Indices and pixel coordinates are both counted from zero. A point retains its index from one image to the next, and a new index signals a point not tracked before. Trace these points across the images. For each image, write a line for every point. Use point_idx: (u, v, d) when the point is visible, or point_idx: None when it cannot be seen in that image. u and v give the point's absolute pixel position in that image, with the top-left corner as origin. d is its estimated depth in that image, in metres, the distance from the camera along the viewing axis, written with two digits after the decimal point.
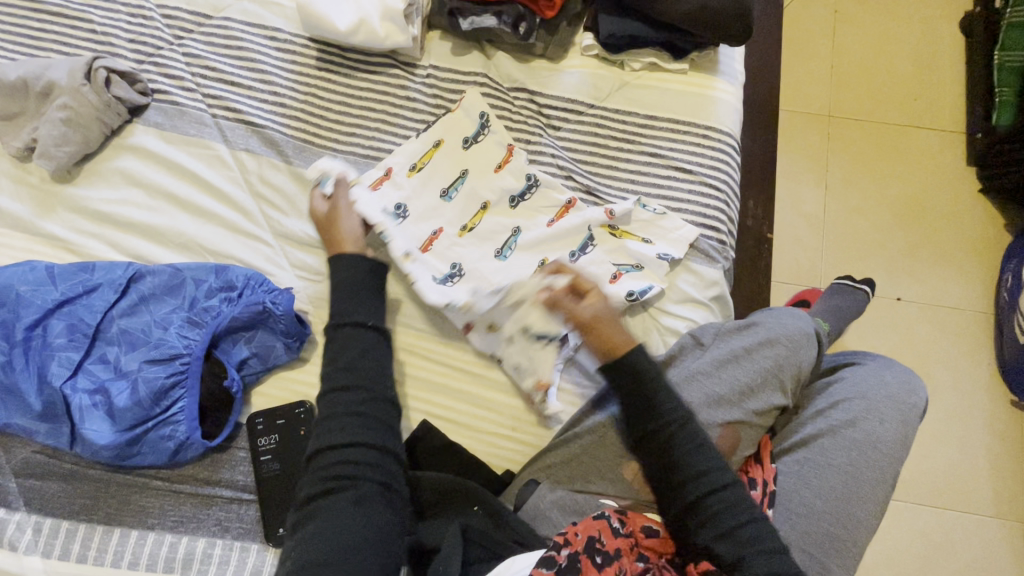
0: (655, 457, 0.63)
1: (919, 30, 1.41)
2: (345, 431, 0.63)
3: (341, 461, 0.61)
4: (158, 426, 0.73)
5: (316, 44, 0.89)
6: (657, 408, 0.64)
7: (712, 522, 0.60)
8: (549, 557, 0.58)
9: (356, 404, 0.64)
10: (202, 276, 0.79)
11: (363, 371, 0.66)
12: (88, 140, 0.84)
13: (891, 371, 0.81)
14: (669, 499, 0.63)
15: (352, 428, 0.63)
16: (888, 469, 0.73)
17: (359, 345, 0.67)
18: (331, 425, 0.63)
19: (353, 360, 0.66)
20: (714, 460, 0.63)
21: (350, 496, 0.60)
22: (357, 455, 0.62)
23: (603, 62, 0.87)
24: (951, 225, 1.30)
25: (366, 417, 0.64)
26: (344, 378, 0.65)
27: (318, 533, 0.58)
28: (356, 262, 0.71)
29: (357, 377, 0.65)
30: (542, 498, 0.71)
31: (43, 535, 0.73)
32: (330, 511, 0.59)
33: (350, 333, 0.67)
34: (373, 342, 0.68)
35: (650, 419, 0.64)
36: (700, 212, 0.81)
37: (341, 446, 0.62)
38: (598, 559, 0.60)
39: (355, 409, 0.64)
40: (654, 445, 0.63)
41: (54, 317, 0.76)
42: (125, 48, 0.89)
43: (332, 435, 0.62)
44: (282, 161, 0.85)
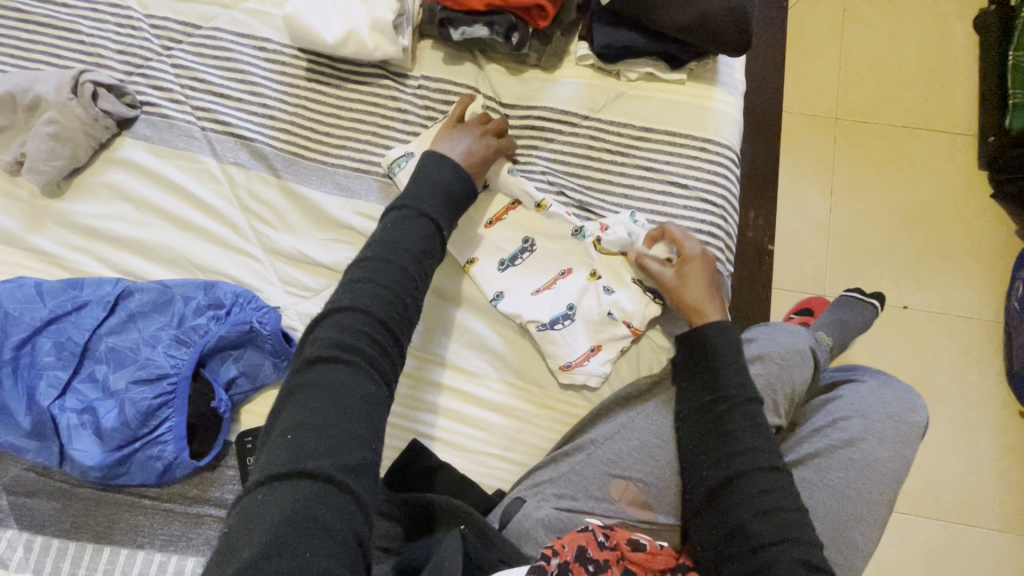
0: (710, 433, 0.67)
1: (931, 30, 1.37)
2: (370, 304, 0.59)
3: (355, 336, 0.57)
4: (146, 446, 0.73)
5: (305, 55, 0.88)
6: (716, 384, 0.68)
7: (738, 502, 0.62)
8: (540, 566, 0.56)
9: (390, 281, 0.61)
10: (191, 293, 0.78)
11: (407, 253, 0.63)
12: (77, 154, 0.83)
13: (890, 389, 0.79)
14: (710, 472, 0.65)
15: (379, 305, 0.59)
16: (885, 491, 0.71)
17: (417, 235, 0.65)
18: (366, 291, 0.60)
19: (412, 247, 0.64)
20: (759, 443, 0.64)
21: (356, 374, 0.56)
22: (376, 330, 0.59)
23: (598, 72, 0.85)
24: (961, 231, 1.26)
25: (390, 298, 0.60)
26: (399, 255, 0.63)
27: (314, 401, 0.53)
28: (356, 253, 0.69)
29: (413, 265, 0.63)
30: (526, 516, 0.68)
31: (34, 554, 0.73)
32: (337, 381, 0.55)
33: (417, 225, 0.65)
34: (431, 236, 0.66)
35: (712, 394, 0.68)
36: (697, 228, 0.79)
37: (358, 323, 0.58)
38: (590, 568, 0.59)
39: (388, 286, 0.61)
40: (704, 420, 0.68)
41: (42, 335, 0.75)
42: (114, 59, 0.88)
43: (360, 302, 0.59)
44: (271, 175, 0.84)
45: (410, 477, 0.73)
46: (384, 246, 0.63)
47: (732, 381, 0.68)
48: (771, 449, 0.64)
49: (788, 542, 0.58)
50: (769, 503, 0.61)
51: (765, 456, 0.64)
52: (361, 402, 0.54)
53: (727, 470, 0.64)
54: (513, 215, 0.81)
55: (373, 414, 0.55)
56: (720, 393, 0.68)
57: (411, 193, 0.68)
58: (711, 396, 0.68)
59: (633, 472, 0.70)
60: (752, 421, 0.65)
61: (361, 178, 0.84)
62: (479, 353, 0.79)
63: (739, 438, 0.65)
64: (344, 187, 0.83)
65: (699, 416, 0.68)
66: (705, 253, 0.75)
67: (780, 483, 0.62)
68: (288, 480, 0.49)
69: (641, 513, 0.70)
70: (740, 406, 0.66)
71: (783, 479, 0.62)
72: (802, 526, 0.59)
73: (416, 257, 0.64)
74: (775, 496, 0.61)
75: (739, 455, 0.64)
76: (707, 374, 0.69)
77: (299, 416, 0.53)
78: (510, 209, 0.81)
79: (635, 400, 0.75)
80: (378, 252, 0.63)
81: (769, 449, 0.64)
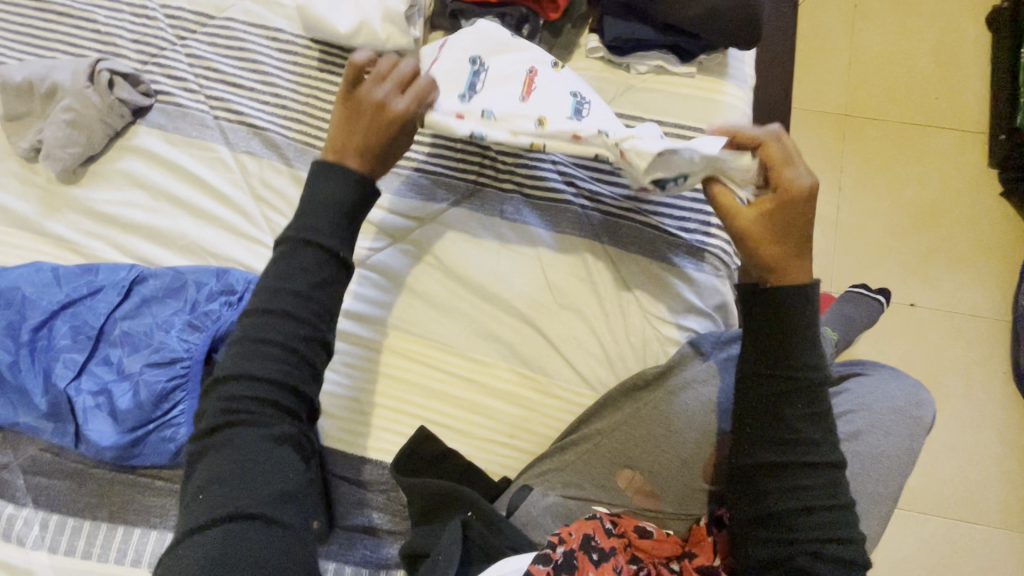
0: (770, 411, 0.62)
1: (943, 27, 1.36)
2: (263, 364, 0.59)
3: (256, 393, 0.59)
4: (160, 428, 0.74)
5: (318, 45, 0.88)
6: (786, 356, 0.62)
7: (783, 492, 0.61)
8: (545, 554, 0.59)
9: (287, 335, 0.60)
10: (203, 279, 0.79)
11: (296, 296, 0.61)
12: (93, 141, 0.84)
13: (897, 383, 0.79)
14: (762, 451, 0.62)
15: (271, 362, 0.59)
16: (890, 485, 0.71)
17: (312, 271, 0.62)
18: (258, 351, 0.60)
19: (308, 290, 0.61)
20: (819, 434, 0.61)
21: (258, 430, 0.58)
22: (274, 391, 0.59)
23: (608, 65, 0.85)
24: (970, 228, 1.26)
25: (285, 353, 0.60)
26: (295, 302, 0.61)
27: (220, 463, 0.56)
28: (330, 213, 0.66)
29: (308, 313, 0.61)
30: (534, 504, 0.70)
31: (50, 531, 0.75)
32: (241, 440, 0.57)
33: (313, 262, 0.62)
34: (328, 270, 0.63)
35: (779, 364, 0.62)
36: (705, 220, 0.79)
37: (252, 382, 0.59)
38: (594, 556, 0.60)
39: (278, 341, 0.60)
40: (768, 397, 0.62)
41: (58, 319, 0.77)
42: (129, 48, 0.89)
43: (250, 364, 0.59)
44: (283, 163, 0.85)
45: (415, 461, 0.74)
46: (272, 295, 0.61)
47: (805, 357, 0.62)
48: (830, 442, 0.61)
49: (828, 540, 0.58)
50: (814, 499, 0.60)
51: (821, 449, 0.61)
52: (270, 451, 0.57)
53: (782, 456, 0.61)
54: (538, 100, 0.69)
55: (281, 460, 0.57)
56: (792, 367, 0.62)
57: (314, 216, 0.63)
58: (779, 371, 0.62)
59: (639, 462, 0.71)
60: (817, 410, 0.61)
61: None
62: (486, 342, 0.80)
63: (800, 425, 0.61)
64: None
65: (761, 388, 0.63)
66: (803, 189, 0.62)
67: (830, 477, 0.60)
68: (205, 531, 0.52)
69: (647, 503, 0.71)
70: (809, 390, 0.61)
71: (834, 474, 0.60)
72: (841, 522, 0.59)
73: (313, 303, 0.61)
74: (822, 493, 0.60)
75: (800, 441, 0.61)
76: (780, 343, 0.62)
77: (208, 474, 0.56)
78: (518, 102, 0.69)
79: (642, 390, 0.74)
80: (267, 304, 0.61)
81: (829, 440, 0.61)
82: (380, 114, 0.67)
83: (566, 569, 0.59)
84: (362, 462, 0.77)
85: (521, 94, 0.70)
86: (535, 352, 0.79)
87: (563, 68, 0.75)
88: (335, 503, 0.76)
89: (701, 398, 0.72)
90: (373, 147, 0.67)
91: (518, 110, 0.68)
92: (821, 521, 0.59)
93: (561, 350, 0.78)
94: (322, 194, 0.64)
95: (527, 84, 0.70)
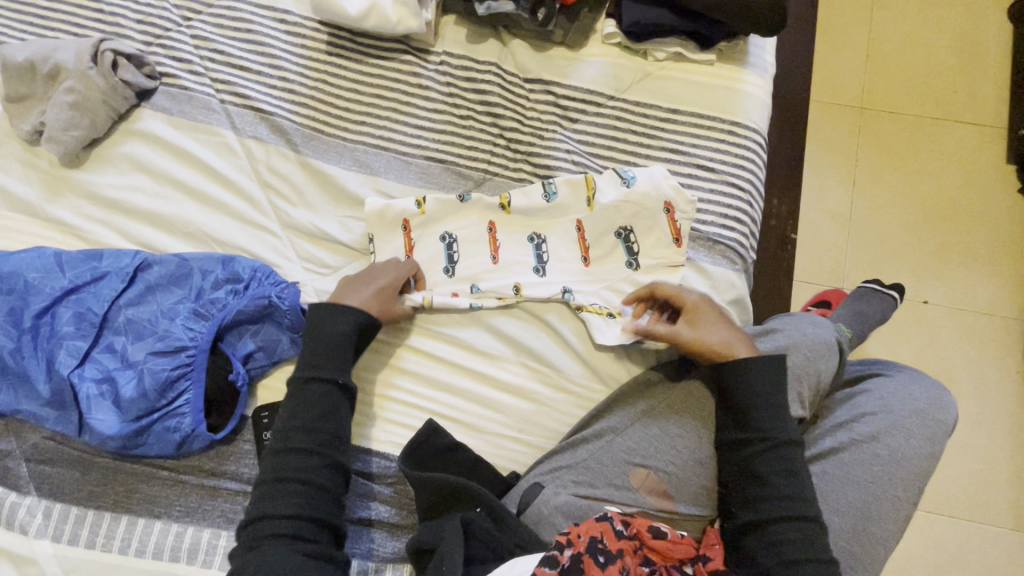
0: (741, 475, 0.67)
1: (964, 17, 1.33)
2: (289, 501, 0.65)
3: (282, 529, 0.64)
4: (164, 418, 0.73)
5: (327, 28, 0.86)
6: (750, 425, 0.67)
7: (760, 551, 0.64)
8: (552, 557, 0.57)
9: (305, 469, 0.67)
10: (209, 267, 0.78)
11: (315, 433, 0.68)
12: (96, 124, 0.82)
13: (920, 385, 0.77)
14: (737, 513, 0.66)
15: (296, 497, 0.65)
16: (911, 489, 0.70)
17: (317, 408, 0.69)
18: (279, 490, 0.66)
19: (317, 423, 0.68)
20: (790, 487, 0.65)
21: (286, 555, 0.62)
22: (298, 524, 0.64)
23: (625, 51, 0.83)
24: (986, 226, 1.24)
25: (312, 488, 0.66)
26: (305, 439, 0.68)
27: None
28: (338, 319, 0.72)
29: (316, 444, 0.68)
30: (545, 503, 0.68)
31: (53, 520, 0.74)
32: (263, 567, 0.61)
33: (321, 394, 0.69)
34: (338, 404, 0.70)
35: (743, 434, 0.67)
36: (721, 213, 0.78)
37: (281, 517, 0.65)
38: (600, 559, 0.58)
39: (300, 476, 0.66)
40: (736, 459, 0.67)
41: (62, 305, 0.75)
42: (133, 29, 0.87)
43: (275, 500, 0.65)
44: (290, 150, 0.83)
45: (425, 456, 0.72)
46: (285, 436, 0.68)
47: (766, 423, 0.67)
48: (800, 496, 0.64)
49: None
50: (793, 553, 0.62)
51: (790, 505, 0.64)
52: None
53: (756, 517, 0.65)
54: (506, 258, 0.79)
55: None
56: (756, 436, 0.66)
57: (318, 350, 0.71)
58: (744, 437, 0.67)
59: (653, 461, 0.70)
60: (785, 467, 0.65)
61: (380, 155, 0.83)
62: (495, 335, 0.78)
63: (771, 482, 0.65)
64: (363, 164, 0.82)
65: (730, 453, 0.68)
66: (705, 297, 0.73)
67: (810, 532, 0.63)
68: None
69: (662, 503, 0.69)
70: (774, 448, 0.66)
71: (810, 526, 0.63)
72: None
73: (320, 433, 0.68)
74: (801, 548, 0.62)
75: (770, 502, 0.65)
76: (741, 414, 0.68)
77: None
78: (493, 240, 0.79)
79: (655, 388, 0.74)
80: (286, 443, 0.68)
81: (800, 496, 0.64)
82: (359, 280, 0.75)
83: (572, 573, 0.57)
84: (369, 454, 0.76)
85: (490, 254, 0.79)
86: (545, 346, 0.77)
87: (523, 195, 0.78)
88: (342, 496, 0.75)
89: (665, 427, 0.71)
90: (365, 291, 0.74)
91: (495, 277, 0.78)
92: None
93: (572, 346, 0.77)
94: (326, 328, 0.72)
95: (491, 244, 0.79)
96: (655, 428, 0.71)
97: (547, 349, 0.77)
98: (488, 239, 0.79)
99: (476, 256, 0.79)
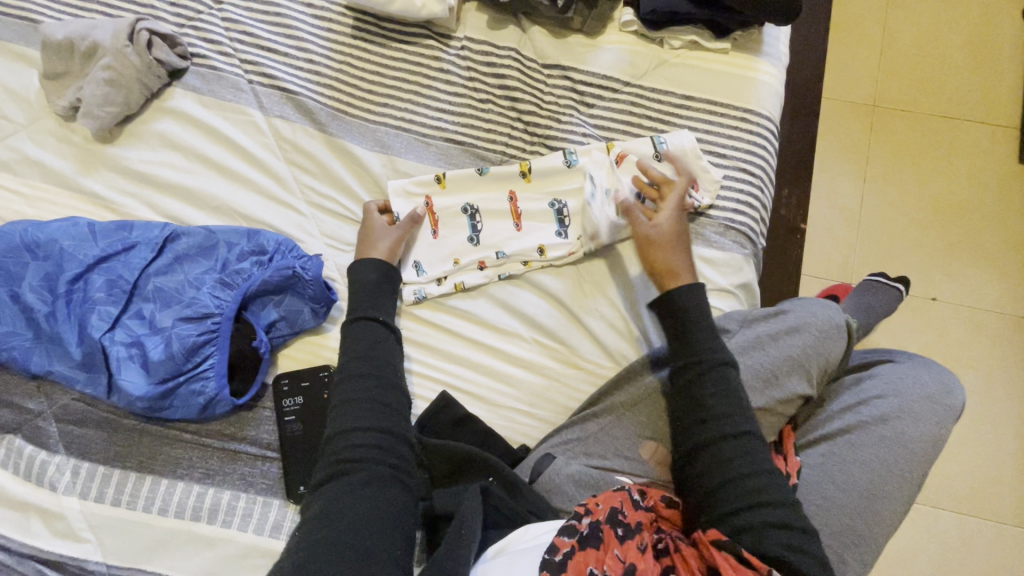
0: (684, 329, 0.71)
1: (979, 17, 1.34)
2: (361, 417, 0.68)
3: (361, 441, 0.66)
4: (189, 382, 0.76)
5: (352, 12, 0.89)
6: (688, 351, 0.69)
7: (706, 469, 0.65)
8: (571, 526, 0.58)
9: (364, 391, 0.70)
10: (234, 240, 0.80)
11: (379, 361, 0.72)
12: (130, 102, 0.85)
13: (928, 370, 0.78)
14: (682, 439, 0.68)
15: (367, 416, 0.68)
16: (917, 470, 0.71)
17: (369, 340, 0.73)
18: (347, 410, 0.69)
19: (366, 352, 0.72)
20: (731, 413, 0.65)
21: (359, 475, 0.64)
22: (376, 437, 0.67)
23: (641, 39, 0.85)
24: (996, 224, 1.24)
25: (381, 405, 0.69)
26: (358, 366, 0.71)
27: (332, 502, 0.62)
28: (366, 268, 0.77)
29: (369, 368, 0.71)
30: (558, 471, 0.70)
31: (81, 478, 0.77)
32: (341, 488, 0.64)
33: (363, 330, 0.74)
34: (382, 338, 0.74)
35: (682, 359, 0.70)
36: (733, 197, 0.79)
37: (353, 431, 0.67)
38: (619, 531, 0.59)
39: (368, 396, 0.69)
40: (688, 394, 0.68)
41: (94, 272, 0.79)
42: (167, 11, 0.91)
43: (346, 420, 0.68)
44: (315, 128, 0.86)
45: (437, 426, 0.76)
46: (346, 366, 0.72)
47: (708, 351, 0.69)
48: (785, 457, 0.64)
49: (772, 519, 0.60)
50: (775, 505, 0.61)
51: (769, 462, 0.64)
52: (378, 493, 0.63)
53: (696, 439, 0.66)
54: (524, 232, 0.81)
55: (391, 496, 0.64)
56: (696, 361, 0.68)
57: (361, 299, 0.76)
58: (687, 364, 0.69)
59: (664, 435, 0.72)
60: (722, 388, 0.66)
61: (401, 136, 0.85)
62: (509, 312, 0.80)
63: (702, 331, 0.70)
64: (384, 145, 0.85)
65: (675, 384, 0.70)
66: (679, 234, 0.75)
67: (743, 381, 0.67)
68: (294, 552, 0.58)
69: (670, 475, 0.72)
70: (719, 378, 0.67)
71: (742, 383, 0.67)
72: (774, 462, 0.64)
73: (369, 361, 0.72)
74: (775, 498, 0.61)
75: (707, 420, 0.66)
76: (683, 341, 0.70)
77: (321, 509, 0.62)
78: (513, 205, 0.81)
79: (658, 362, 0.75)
80: (353, 368, 0.71)
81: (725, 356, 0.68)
82: (366, 238, 0.80)
83: (592, 541, 0.58)
84: None
85: (513, 223, 0.81)
86: (558, 322, 0.79)
87: (545, 164, 0.80)
88: None
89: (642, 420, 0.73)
90: (370, 247, 0.79)
91: (518, 242, 0.81)
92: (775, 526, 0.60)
93: (584, 323, 0.79)
94: (359, 276, 0.77)
95: (514, 212, 0.81)
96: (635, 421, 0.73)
97: (559, 326, 0.79)
98: (509, 211, 0.81)
99: (496, 231, 0.81)
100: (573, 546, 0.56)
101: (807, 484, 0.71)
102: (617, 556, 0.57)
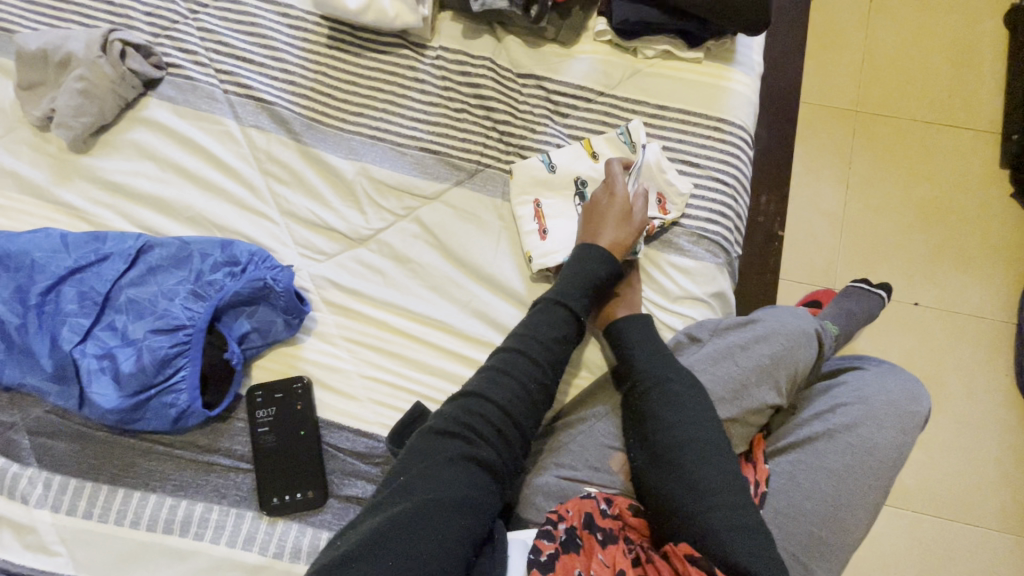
0: (627, 346, 0.73)
1: (959, 23, 1.34)
2: (505, 395, 0.66)
3: (492, 420, 0.64)
4: (161, 394, 0.75)
5: (329, 23, 0.89)
6: (630, 368, 0.72)
7: (660, 478, 0.65)
8: (549, 530, 0.61)
9: (527, 375, 0.67)
10: (208, 250, 0.80)
11: (543, 348, 0.68)
12: (104, 112, 0.85)
13: (896, 378, 0.78)
14: (638, 453, 0.69)
15: (511, 398, 0.66)
16: (882, 477, 0.71)
17: (558, 328, 0.70)
18: (500, 379, 0.66)
19: (552, 343, 0.69)
20: (677, 422, 0.67)
21: (467, 453, 0.62)
22: (501, 420, 0.64)
23: (615, 49, 0.85)
24: (976, 229, 1.25)
25: (524, 392, 0.66)
26: (542, 352, 0.68)
27: (433, 468, 0.61)
28: (589, 253, 0.74)
29: (545, 361, 0.68)
30: (528, 483, 0.72)
31: (52, 491, 0.76)
32: (442, 458, 0.62)
33: (562, 321, 0.70)
34: (569, 334, 0.70)
35: (629, 378, 0.72)
36: (706, 207, 0.80)
37: (494, 404, 0.65)
38: (599, 536, 0.62)
39: (523, 381, 0.67)
40: (635, 408, 0.70)
41: (66, 284, 0.78)
42: (142, 21, 0.91)
43: (495, 391, 0.66)
44: (290, 138, 0.86)
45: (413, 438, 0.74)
46: (522, 338, 0.69)
47: (646, 365, 0.71)
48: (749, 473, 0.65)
49: (736, 535, 0.60)
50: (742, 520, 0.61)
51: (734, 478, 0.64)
52: (471, 480, 0.61)
53: (653, 450, 0.67)
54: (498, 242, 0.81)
55: (483, 491, 0.61)
56: (635, 376, 0.71)
57: (563, 285, 0.73)
58: (630, 380, 0.71)
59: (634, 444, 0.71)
60: (667, 400, 0.68)
61: (375, 146, 0.85)
62: (485, 322, 0.80)
63: (639, 345, 0.72)
64: (357, 154, 0.85)
65: (624, 401, 0.72)
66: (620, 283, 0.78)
67: (690, 391, 0.69)
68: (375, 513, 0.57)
69: None
70: (661, 388, 0.69)
71: (688, 391, 0.69)
72: (734, 478, 0.64)
73: (556, 359, 0.69)
74: (737, 514, 0.61)
75: (662, 430, 0.67)
76: (623, 359, 0.73)
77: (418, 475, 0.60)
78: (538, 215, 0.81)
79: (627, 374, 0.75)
80: (519, 344, 0.69)
81: (667, 366, 0.70)
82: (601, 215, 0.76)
83: (572, 548, 0.60)
84: (358, 435, 0.78)
85: (538, 232, 0.80)
86: None
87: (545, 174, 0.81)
88: (327, 474, 0.77)
89: (603, 432, 0.72)
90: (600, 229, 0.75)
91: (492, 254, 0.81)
92: (739, 541, 0.60)
93: None
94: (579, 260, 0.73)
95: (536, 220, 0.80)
96: (593, 435, 0.72)
97: None
98: (535, 219, 0.80)
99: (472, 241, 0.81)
100: (556, 549, 0.60)
101: (776, 492, 0.70)
102: (601, 561, 0.59)
